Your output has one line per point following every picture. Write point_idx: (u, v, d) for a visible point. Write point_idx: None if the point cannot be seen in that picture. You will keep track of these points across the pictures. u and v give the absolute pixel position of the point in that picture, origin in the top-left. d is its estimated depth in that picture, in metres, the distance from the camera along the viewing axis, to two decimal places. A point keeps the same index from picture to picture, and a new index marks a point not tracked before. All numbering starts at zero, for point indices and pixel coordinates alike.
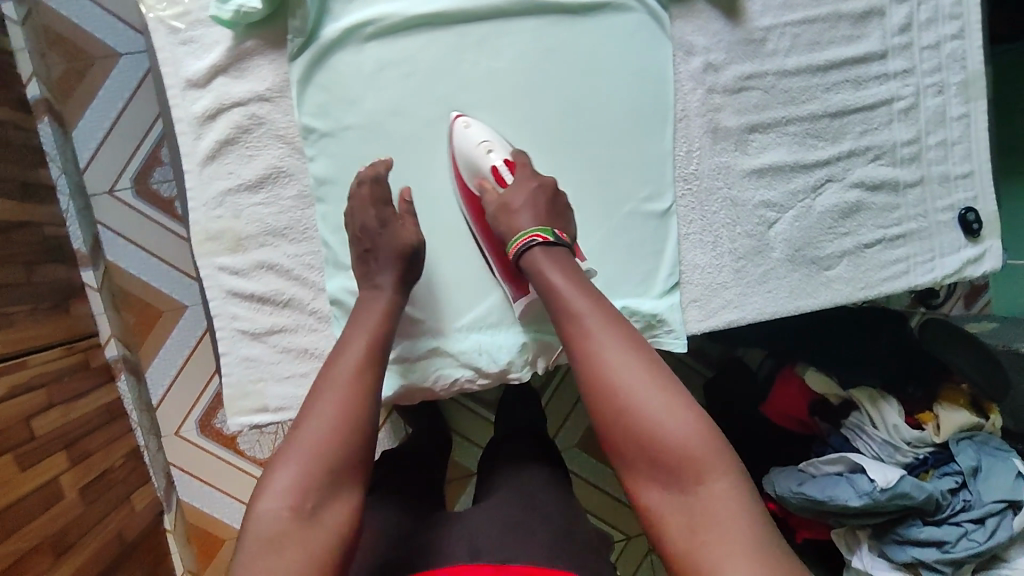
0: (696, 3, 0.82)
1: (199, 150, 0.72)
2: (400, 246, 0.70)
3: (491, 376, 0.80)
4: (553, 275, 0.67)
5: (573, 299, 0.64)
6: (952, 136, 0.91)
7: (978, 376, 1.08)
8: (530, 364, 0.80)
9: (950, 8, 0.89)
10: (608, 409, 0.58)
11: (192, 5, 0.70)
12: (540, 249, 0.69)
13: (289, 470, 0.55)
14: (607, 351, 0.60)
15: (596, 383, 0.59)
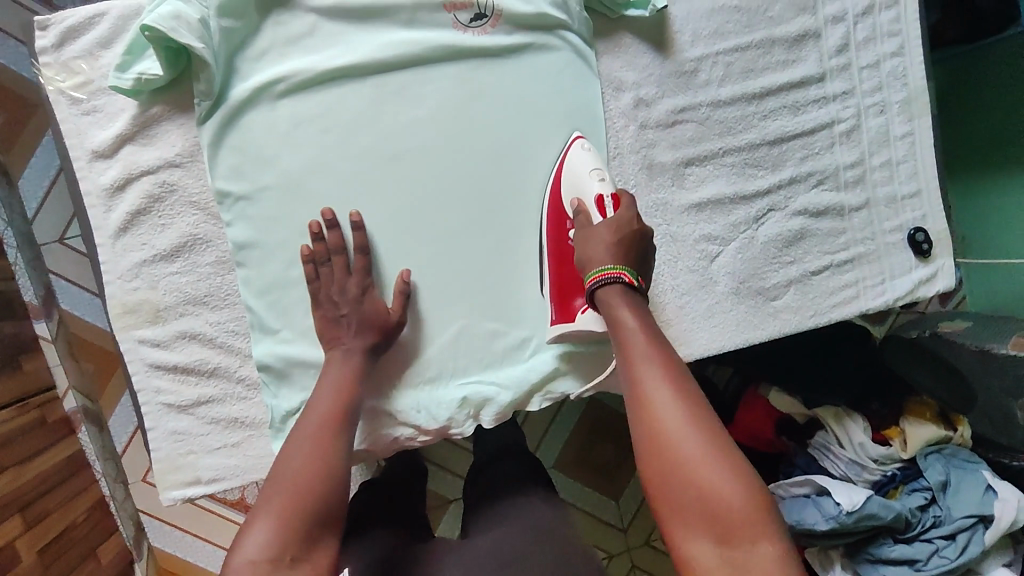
0: (622, 37, 0.80)
1: (110, 223, 0.70)
2: (379, 309, 0.71)
3: (432, 432, 0.78)
4: (624, 312, 0.60)
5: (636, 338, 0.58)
6: (897, 155, 0.89)
7: (941, 388, 1.06)
8: (473, 417, 0.78)
9: (889, 25, 0.87)
10: (660, 455, 0.52)
11: (93, 74, 0.68)
12: (621, 288, 0.61)
13: (263, 520, 0.53)
14: (664, 393, 0.54)
15: (658, 436, 0.53)
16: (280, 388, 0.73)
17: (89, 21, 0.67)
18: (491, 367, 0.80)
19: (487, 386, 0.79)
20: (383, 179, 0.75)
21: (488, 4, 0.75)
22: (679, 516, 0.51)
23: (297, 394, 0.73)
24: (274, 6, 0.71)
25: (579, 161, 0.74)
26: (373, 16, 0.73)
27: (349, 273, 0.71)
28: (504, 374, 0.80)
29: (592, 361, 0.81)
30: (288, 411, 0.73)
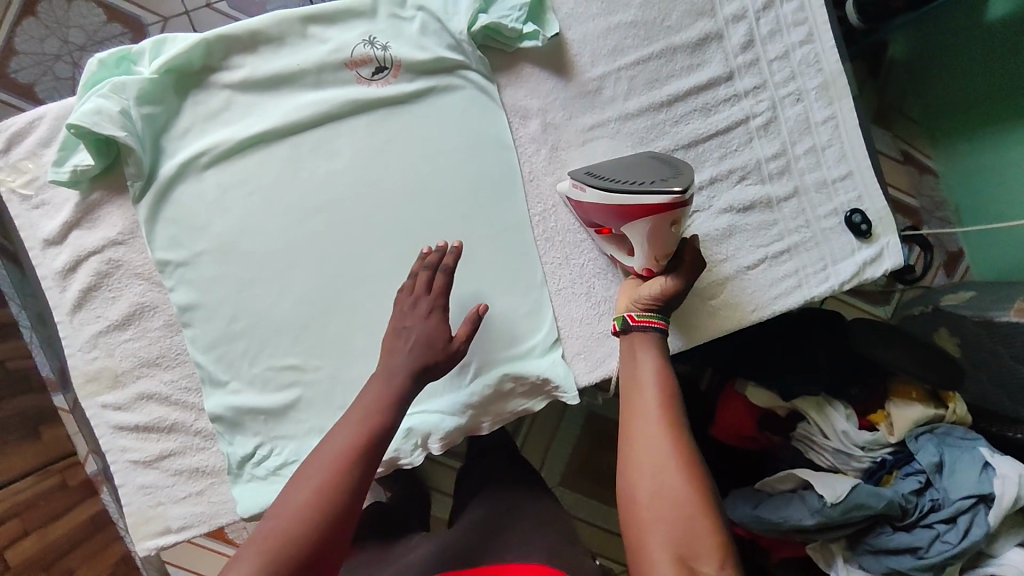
0: (522, 66, 0.84)
1: (66, 301, 0.77)
2: (434, 336, 0.65)
3: (383, 464, 0.80)
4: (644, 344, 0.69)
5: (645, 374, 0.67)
6: (821, 141, 0.89)
7: (927, 372, 0.94)
8: (421, 446, 0.80)
9: (793, 15, 0.88)
10: (645, 461, 0.59)
11: (39, 171, 0.77)
12: (655, 336, 0.70)
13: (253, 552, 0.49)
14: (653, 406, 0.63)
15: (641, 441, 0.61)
16: (234, 436, 0.78)
17: (28, 125, 0.76)
18: (438, 395, 0.82)
19: (434, 413, 0.81)
20: (309, 231, 0.80)
21: (386, 57, 0.80)
22: (646, 528, 0.56)
23: (251, 439, 0.78)
24: (191, 89, 0.78)
25: (657, 231, 0.66)
26: (282, 83, 0.79)
27: (427, 290, 0.66)
28: (450, 400, 0.82)
29: (534, 381, 0.82)
30: (243, 455, 0.78)
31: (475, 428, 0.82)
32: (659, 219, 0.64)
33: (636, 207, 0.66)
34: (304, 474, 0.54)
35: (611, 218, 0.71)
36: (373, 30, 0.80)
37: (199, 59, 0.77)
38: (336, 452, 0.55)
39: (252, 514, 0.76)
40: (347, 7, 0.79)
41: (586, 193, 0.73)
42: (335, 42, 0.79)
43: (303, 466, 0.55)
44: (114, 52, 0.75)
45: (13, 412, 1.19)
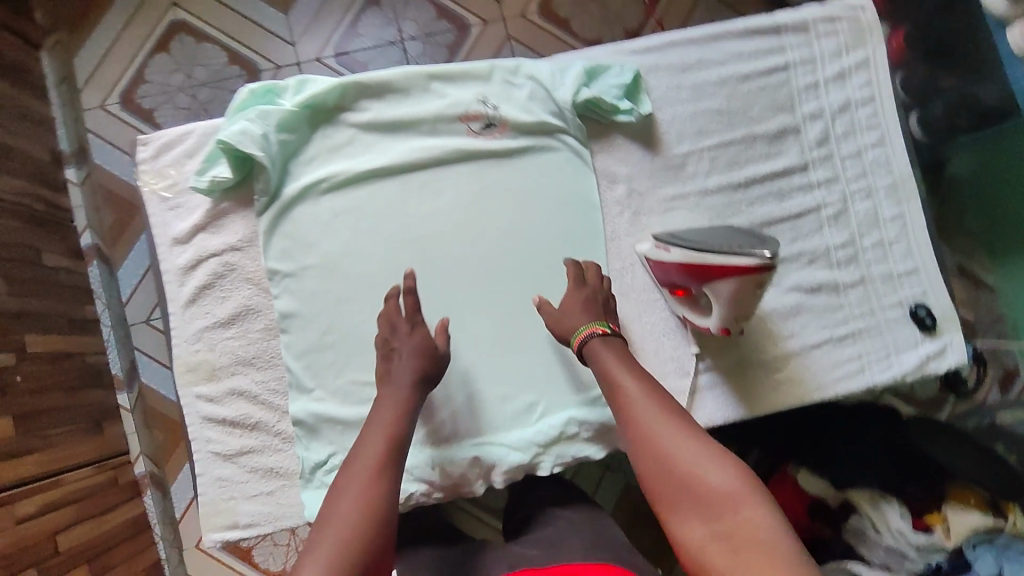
0: (614, 137, 0.92)
1: (181, 296, 0.85)
2: (421, 345, 0.77)
3: (445, 489, 0.85)
4: (602, 350, 0.75)
5: (631, 379, 0.72)
6: (889, 236, 0.93)
7: (989, 481, 0.95)
8: (483, 478, 0.86)
9: (868, 119, 0.95)
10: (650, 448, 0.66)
11: (180, 178, 0.86)
12: (599, 338, 0.76)
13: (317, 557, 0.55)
14: (641, 401, 0.69)
15: (643, 431, 0.67)
16: (310, 442, 0.82)
17: (179, 138, 0.87)
18: (502, 430, 0.86)
19: (499, 446, 0.86)
20: (406, 261, 0.87)
21: (496, 115, 0.89)
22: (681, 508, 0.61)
23: (324, 447, 0.82)
24: (322, 123, 0.87)
25: (742, 293, 0.70)
26: (401, 128, 0.89)
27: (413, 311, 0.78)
28: (515, 436, 0.86)
29: (597, 427, 0.87)
30: (315, 462, 0.81)
31: (536, 468, 0.86)
32: (744, 281, 0.68)
33: (724, 267, 0.70)
34: (345, 486, 0.62)
35: (693, 278, 0.76)
36: (486, 91, 0.90)
37: (334, 99, 0.87)
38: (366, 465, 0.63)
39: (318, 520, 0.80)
40: (467, 69, 0.89)
41: (671, 254, 0.79)
42: (452, 98, 0.89)
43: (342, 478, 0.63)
44: (263, 84, 0.86)
45: (79, 405, 1.31)
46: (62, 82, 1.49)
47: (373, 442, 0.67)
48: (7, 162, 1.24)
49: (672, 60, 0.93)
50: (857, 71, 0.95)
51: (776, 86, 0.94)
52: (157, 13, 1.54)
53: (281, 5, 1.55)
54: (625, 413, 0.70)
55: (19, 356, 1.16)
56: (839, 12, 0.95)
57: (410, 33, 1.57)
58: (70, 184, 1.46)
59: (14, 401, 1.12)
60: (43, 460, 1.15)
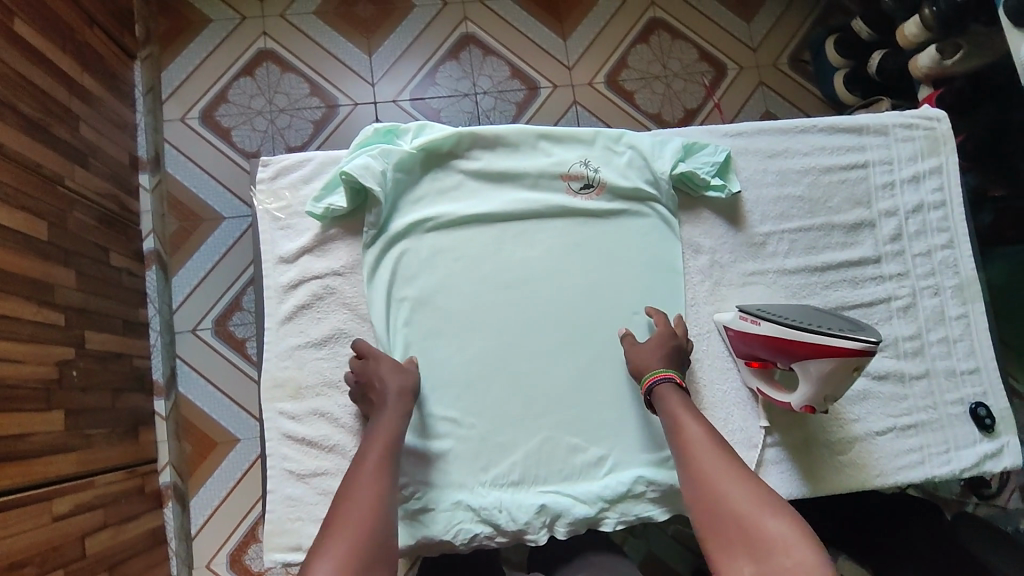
0: (702, 211, 0.97)
1: (279, 312, 0.87)
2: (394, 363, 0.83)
3: (509, 535, 0.84)
4: (670, 397, 0.80)
5: (692, 425, 0.76)
6: (953, 333, 0.97)
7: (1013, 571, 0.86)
8: (547, 526, 0.84)
9: (938, 222, 1.00)
10: (709, 494, 0.68)
11: (293, 201, 0.91)
12: (672, 385, 0.81)
13: (333, 547, 0.61)
14: (705, 451, 0.73)
15: (704, 479, 0.70)
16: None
17: (298, 163, 0.91)
18: (569, 479, 0.87)
19: (566, 497, 0.86)
20: (495, 305, 0.90)
21: (595, 177, 0.95)
22: (732, 552, 0.63)
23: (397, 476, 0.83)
24: (434, 166, 0.93)
25: (836, 374, 0.73)
26: (506, 179, 0.94)
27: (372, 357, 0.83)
28: (582, 489, 0.86)
29: (665, 489, 0.87)
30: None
31: (600, 523, 0.86)
32: (841, 362, 0.72)
33: (821, 348, 0.73)
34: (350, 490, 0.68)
35: (781, 353, 0.79)
36: (589, 155, 0.96)
37: (448, 145, 0.93)
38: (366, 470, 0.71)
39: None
40: (573, 132, 0.96)
41: (760, 327, 0.82)
42: (557, 157, 0.95)
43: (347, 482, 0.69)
44: (386, 125, 0.92)
45: (120, 409, 1.31)
46: (148, 91, 1.55)
47: (370, 452, 0.73)
48: (90, 163, 1.31)
49: (761, 145, 1.00)
50: (930, 176, 1.02)
51: (854, 181, 1.00)
52: (247, 40, 1.61)
53: (365, 46, 1.63)
54: (688, 460, 0.73)
55: (77, 352, 1.19)
56: (916, 120, 1.02)
57: (483, 87, 1.63)
58: (140, 190, 1.51)
59: (66, 396, 1.13)
60: (84, 459, 1.16)
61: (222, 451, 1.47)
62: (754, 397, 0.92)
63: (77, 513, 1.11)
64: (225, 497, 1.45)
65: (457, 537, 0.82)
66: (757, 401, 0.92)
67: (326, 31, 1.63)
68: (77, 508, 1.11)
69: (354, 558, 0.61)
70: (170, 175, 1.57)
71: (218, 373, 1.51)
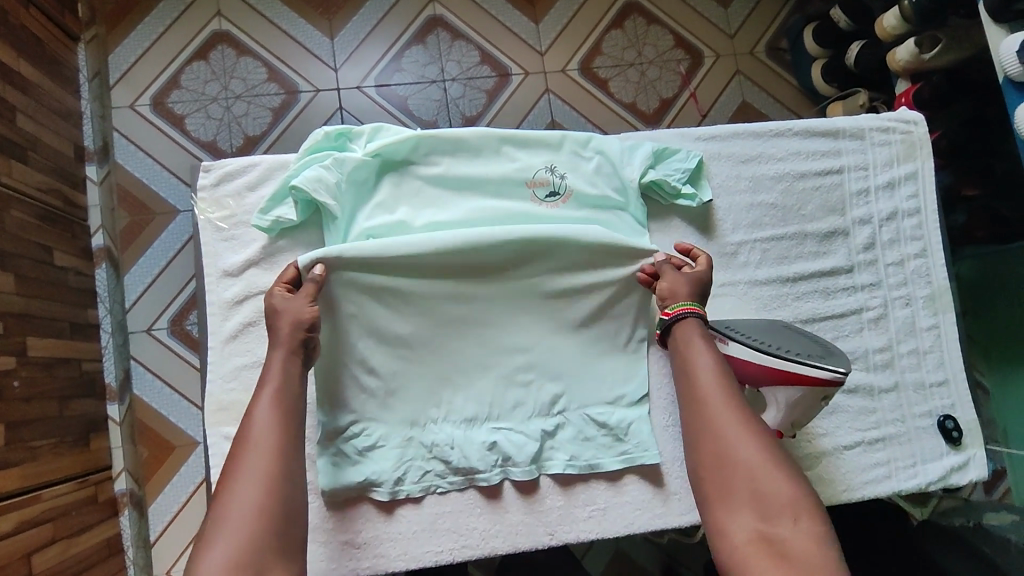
0: (672, 220, 0.93)
1: (224, 330, 0.82)
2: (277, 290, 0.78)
3: (462, 476, 0.84)
4: (692, 334, 0.76)
5: (707, 369, 0.72)
6: (924, 344, 0.96)
7: None
8: (501, 465, 0.84)
9: (912, 230, 0.98)
10: (717, 441, 0.66)
11: (237, 210, 0.85)
12: (696, 320, 0.77)
13: (221, 544, 0.58)
14: (717, 395, 0.70)
15: (713, 423, 0.68)
16: (331, 408, 0.82)
17: (243, 169, 0.85)
18: (520, 413, 0.86)
19: (517, 436, 0.85)
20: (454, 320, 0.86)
21: (562, 184, 0.90)
22: (733, 503, 0.62)
23: (346, 412, 0.83)
24: (391, 173, 0.87)
25: (804, 400, 0.71)
26: (468, 186, 0.89)
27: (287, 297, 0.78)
28: (532, 425, 0.86)
29: (614, 431, 0.87)
30: (335, 428, 0.82)
31: (548, 466, 0.85)
32: (810, 389, 0.70)
33: (791, 374, 0.70)
34: (243, 464, 0.64)
35: (749, 376, 0.75)
36: (555, 160, 0.91)
37: (406, 151, 0.87)
38: (259, 438, 0.67)
39: (334, 489, 0.81)
40: (539, 136, 0.91)
41: (728, 347, 0.76)
42: (523, 162, 0.90)
43: (239, 455, 0.65)
44: (338, 128, 0.86)
45: (69, 417, 1.25)
46: (94, 76, 1.46)
47: (258, 416, 0.69)
48: (29, 157, 1.22)
49: (734, 150, 0.96)
50: (905, 182, 0.99)
51: (829, 188, 0.97)
52: (200, 22, 1.51)
53: (327, 29, 1.54)
54: (699, 400, 0.71)
55: (19, 361, 1.11)
56: (894, 123, 0.99)
57: (452, 74, 1.56)
58: (87, 183, 1.43)
59: (7, 409, 1.06)
60: (28, 474, 1.09)
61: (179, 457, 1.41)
62: None
63: (23, 530, 1.06)
64: (183, 505, 1.40)
65: (407, 484, 0.82)
66: None
67: (284, 12, 1.54)
68: (24, 525, 1.05)
69: (248, 552, 0.58)
70: (120, 165, 1.48)
71: (172, 372, 1.44)
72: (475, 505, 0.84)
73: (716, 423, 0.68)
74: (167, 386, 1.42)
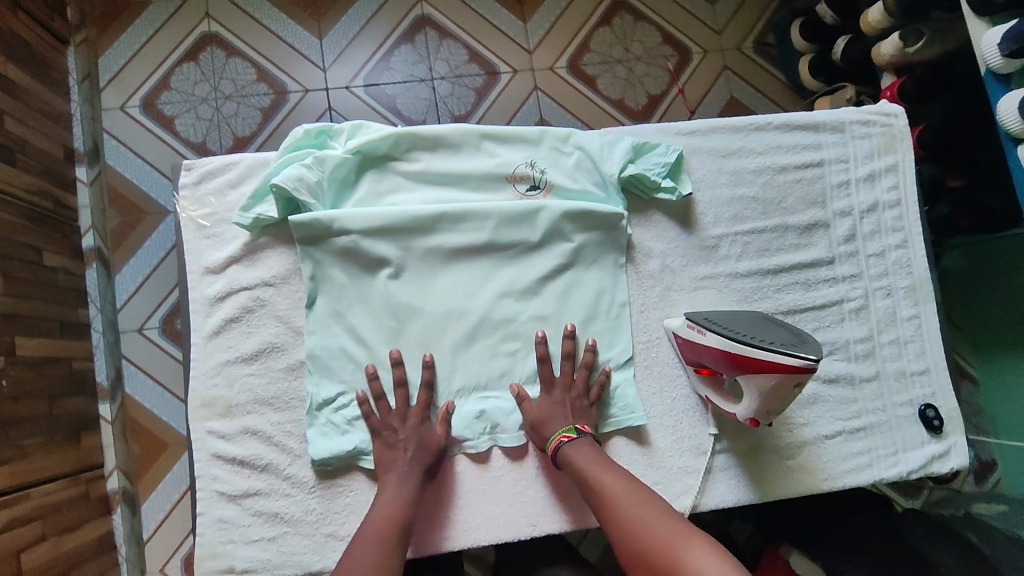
0: (652, 213, 0.94)
1: (206, 326, 0.83)
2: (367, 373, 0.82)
3: (450, 445, 0.85)
4: (575, 454, 0.80)
5: (607, 476, 0.76)
6: (905, 334, 0.97)
7: None
8: (489, 433, 0.85)
9: (892, 221, 0.99)
10: (633, 537, 0.68)
11: (219, 208, 0.86)
12: (568, 446, 0.80)
13: None
14: (621, 495, 0.73)
15: (625, 523, 0.70)
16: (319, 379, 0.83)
17: (224, 167, 0.86)
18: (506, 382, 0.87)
19: (504, 404, 0.87)
20: (434, 312, 0.87)
21: (542, 179, 0.91)
22: None
23: (332, 385, 0.83)
24: (371, 170, 0.88)
25: (779, 390, 0.71)
26: (448, 181, 0.90)
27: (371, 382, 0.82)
28: None
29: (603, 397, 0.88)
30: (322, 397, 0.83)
31: None
32: (783, 379, 0.70)
33: (764, 363, 0.70)
34: (363, 548, 0.71)
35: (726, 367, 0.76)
36: (535, 156, 0.91)
37: (385, 147, 0.87)
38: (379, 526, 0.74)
39: (324, 459, 0.81)
40: (518, 132, 0.91)
41: (705, 337, 0.79)
42: (502, 158, 0.91)
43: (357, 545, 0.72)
44: (318, 126, 0.87)
45: (59, 415, 1.25)
46: (84, 78, 1.47)
47: (381, 509, 0.76)
48: (18, 159, 1.22)
49: (714, 144, 0.96)
50: (885, 174, 1.00)
51: (809, 181, 0.98)
52: (189, 23, 1.52)
53: (315, 29, 1.55)
54: (606, 505, 0.74)
55: (8, 360, 1.12)
56: (874, 116, 1.00)
57: (440, 72, 1.56)
58: (78, 184, 1.43)
59: None
60: (18, 473, 1.10)
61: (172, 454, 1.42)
62: (705, 406, 0.90)
63: (13, 528, 1.07)
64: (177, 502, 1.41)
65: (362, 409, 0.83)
66: (708, 411, 0.90)
67: (273, 13, 1.55)
68: (14, 523, 1.06)
69: None
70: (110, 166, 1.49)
71: (164, 371, 1.45)
72: (458, 496, 0.85)
73: (628, 520, 0.70)
74: (158, 384, 1.43)
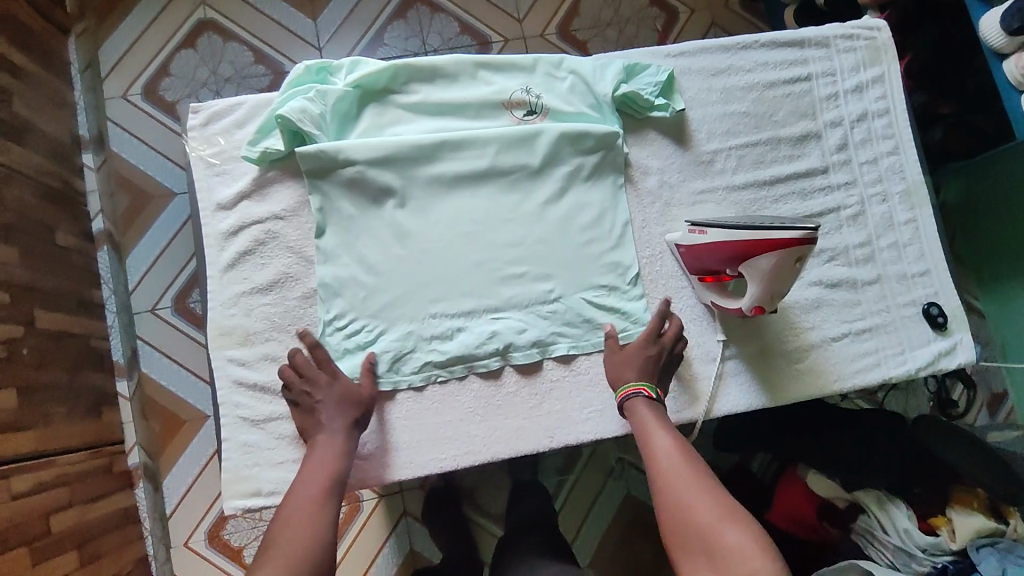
0: (648, 132, 0.96)
1: (221, 260, 0.86)
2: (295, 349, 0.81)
3: (464, 365, 0.87)
4: (642, 410, 0.79)
5: (660, 434, 0.76)
6: (903, 238, 0.98)
7: (1001, 489, 0.92)
8: (501, 351, 0.87)
9: (883, 129, 1.01)
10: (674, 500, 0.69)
11: (227, 147, 0.88)
12: (644, 400, 0.80)
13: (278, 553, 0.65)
14: (668, 459, 0.73)
15: (666, 486, 0.71)
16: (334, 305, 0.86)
17: (230, 108, 0.89)
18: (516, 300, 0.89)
19: (515, 322, 0.88)
20: (440, 237, 0.89)
21: (538, 104, 0.93)
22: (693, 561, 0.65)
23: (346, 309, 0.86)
24: (372, 103, 0.91)
25: (781, 267, 0.74)
26: (447, 111, 0.92)
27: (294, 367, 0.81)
28: (529, 311, 0.89)
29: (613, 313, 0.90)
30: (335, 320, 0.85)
31: (549, 351, 0.88)
32: (785, 255, 0.73)
33: (767, 242, 0.73)
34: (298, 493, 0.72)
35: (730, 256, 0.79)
36: (530, 83, 0.94)
37: (384, 80, 0.90)
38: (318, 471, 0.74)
39: None
40: (511, 60, 0.94)
41: (708, 235, 0.82)
42: (498, 86, 0.93)
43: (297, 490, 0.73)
44: (318, 63, 0.90)
45: (80, 387, 1.28)
46: (86, 68, 1.49)
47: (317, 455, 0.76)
48: (27, 139, 1.25)
49: (704, 64, 0.99)
50: (872, 84, 1.02)
51: (799, 95, 1.00)
52: (185, 11, 1.56)
53: (309, 9, 1.58)
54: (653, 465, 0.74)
55: (28, 330, 1.14)
56: (859, 30, 1.02)
57: (434, 46, 1.59)
58: (85, 170, 1.45)
59: (19, 372, 1.09)
60: (43, 438, 1.12)
61: (191, 429, 1.44)
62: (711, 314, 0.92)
63: (42, 492, 1.08)
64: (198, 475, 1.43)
65: (417, 361, 0.86)
66: (715, 320, 0.92)
67: None
68: (41, 486, 1.08)
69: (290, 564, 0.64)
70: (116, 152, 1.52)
71: (178, 348, 1.47)
72: (473, 412, 0.86)
73: (671, 484, 0.71)
74: (173, 360, 1.45)
